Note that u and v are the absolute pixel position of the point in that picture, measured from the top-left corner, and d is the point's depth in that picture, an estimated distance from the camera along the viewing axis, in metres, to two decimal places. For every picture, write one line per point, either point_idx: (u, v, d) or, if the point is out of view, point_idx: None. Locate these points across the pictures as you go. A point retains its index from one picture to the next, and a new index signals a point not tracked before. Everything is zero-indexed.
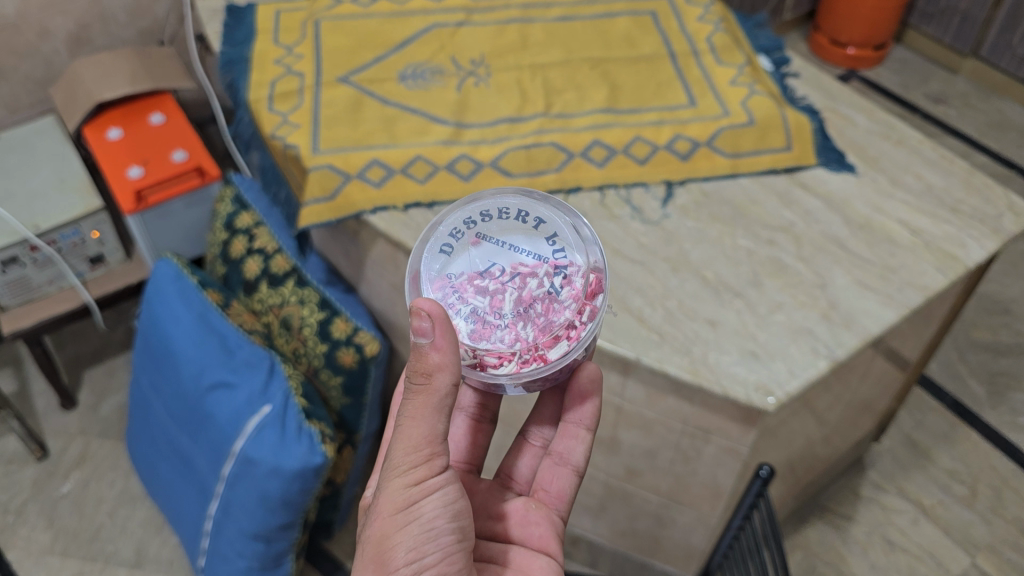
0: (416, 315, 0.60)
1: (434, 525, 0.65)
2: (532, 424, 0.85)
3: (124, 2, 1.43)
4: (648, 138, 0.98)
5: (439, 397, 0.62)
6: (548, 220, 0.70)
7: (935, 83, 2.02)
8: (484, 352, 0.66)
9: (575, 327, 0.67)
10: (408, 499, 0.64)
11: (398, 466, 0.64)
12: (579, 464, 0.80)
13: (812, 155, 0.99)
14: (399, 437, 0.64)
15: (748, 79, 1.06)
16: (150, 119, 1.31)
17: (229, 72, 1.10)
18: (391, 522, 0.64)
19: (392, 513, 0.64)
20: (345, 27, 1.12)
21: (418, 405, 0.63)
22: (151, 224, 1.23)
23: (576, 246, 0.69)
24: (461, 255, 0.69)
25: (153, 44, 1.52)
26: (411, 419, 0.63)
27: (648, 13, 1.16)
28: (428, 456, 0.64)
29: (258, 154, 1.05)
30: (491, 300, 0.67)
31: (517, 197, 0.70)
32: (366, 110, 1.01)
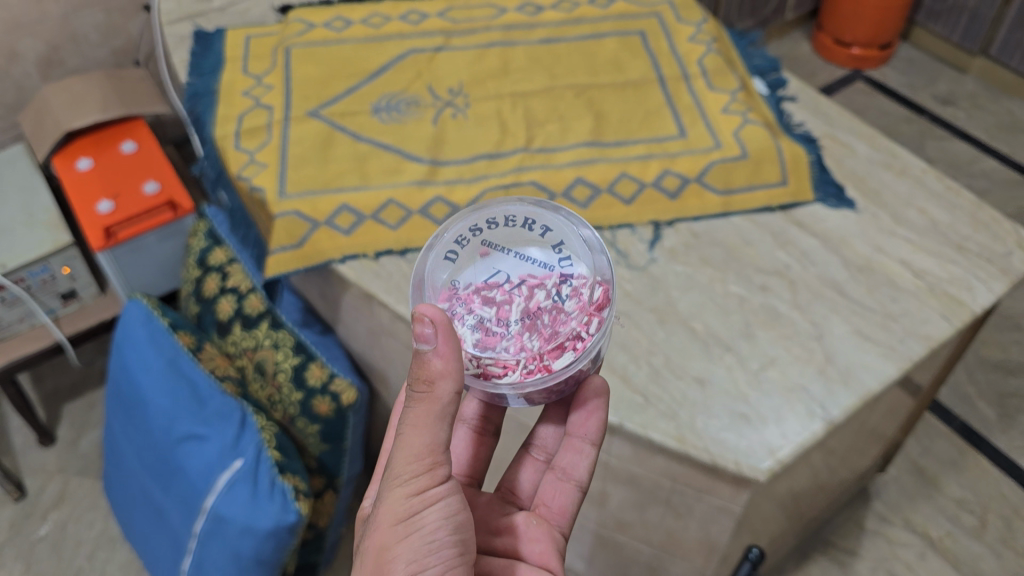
0: (418, 320, 0.57)
1: (437, 537, 0.60)
2: (536, 436, 0.78)
3: (96, 21, 1.38)
4: (634, 175, 0.92)
5: (442, 404, 0.59)
6: (556, 228, 0.66)
7: (942, 83, 1.97)
8: (488, 362, 0.62)
9: (582, 337, 0.62)
10: (410, 508, 0.60)
11: (399, 475, 0.60)
12: (583, 479, 0.74)
13: (809, 190, 0.94)
14: (399, 446, 0.60)
15: (741, 106, 1.00)
16: (122, 148, 1.26)
17: (194, 105, 1.04)
18: (391, 533, 0.60)
19: (392, 524, 0.60)
20: (317, 55, 1.06)
21: (420, 413, 0.59)
22: (123, 260, 1.19)
23: (585, 254, 0.65)
24: (466, 265, 0.66)
25: (130, 62, 1.47)
26: (413, 427, 0.59)
27: (636, 33, 1.10)
28: (430, 466, 0.60)
29: (226, 193, 1.00)
30: (497, 310, 0.63)
31: (527, 203, 0.67)
32: (338, 147, 0.96)
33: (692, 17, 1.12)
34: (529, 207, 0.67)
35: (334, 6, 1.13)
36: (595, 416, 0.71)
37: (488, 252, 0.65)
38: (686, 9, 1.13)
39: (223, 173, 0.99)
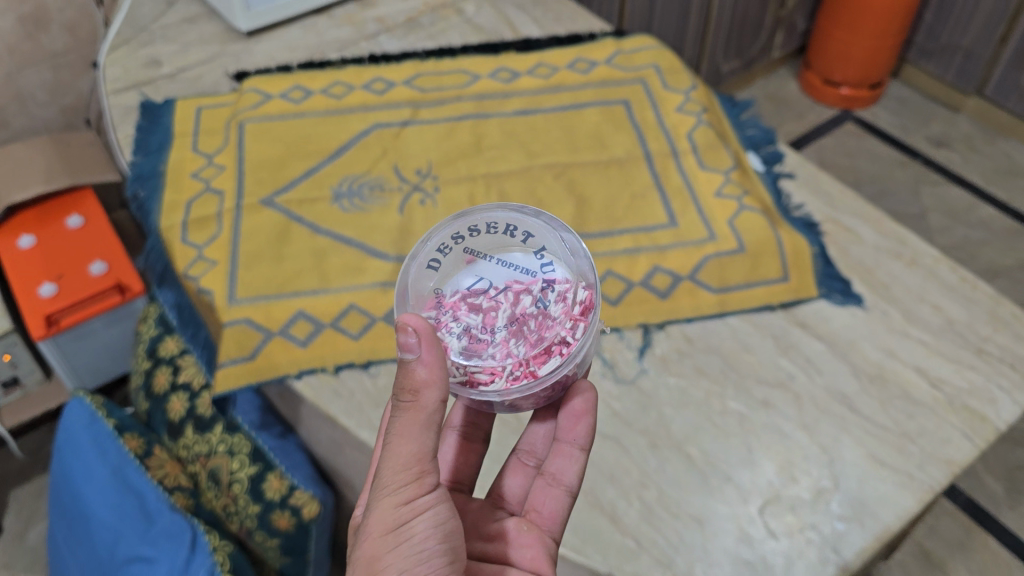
0: (403, 327, 0.53)
1: (427, 548, 0.54)
2: (524, 440, 0.72)
3: (43, 79, 1.28)
4: (621, 273, 0.84)
5: (429, 412, 0.54)
6: (536, 233, 0.65)
7: (936, 124, 1.95)
8: (475, 370, 0.59)
9: (567, 340, 0.60)
10: (399, 519, 0.54)
11: (386, 486, 0.55)
12: (575, 485, 0.67)
13: (813, 286, 0.86)
14: (386, 458, 0.55)
15: (737, 188, 0.92)
16: (67, 222, 1.16)
17: (137, 190, 0.94)
18: (379, 544, 0.54)
19: (379, 535, 0.54)
20: (273, 131, 0.97)
21: (407, 422, 0.54)
22: (67, 348, 1.10)
23: (566, 257, 0.63)
24: (450, 272, 0.63)
25: (81, 121, 1.37)
26: (399, 437, 0.54)
27: (620, 102, 1.02)
28: (419, 476, 0.54)
29: (173, 293, 0.90)
30: (485, 317, 0.61)
31: (507, 209, 0.65)
32: (295, 241, 0.87)
33: (679, 83, 1.04)
34: (510, 212, 0.65)
35: (292, 75, 1.04)
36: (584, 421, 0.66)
37: (474, 260, 0.63)
38: (674, 75, 1.05)
39: (171, 271, 0.89)
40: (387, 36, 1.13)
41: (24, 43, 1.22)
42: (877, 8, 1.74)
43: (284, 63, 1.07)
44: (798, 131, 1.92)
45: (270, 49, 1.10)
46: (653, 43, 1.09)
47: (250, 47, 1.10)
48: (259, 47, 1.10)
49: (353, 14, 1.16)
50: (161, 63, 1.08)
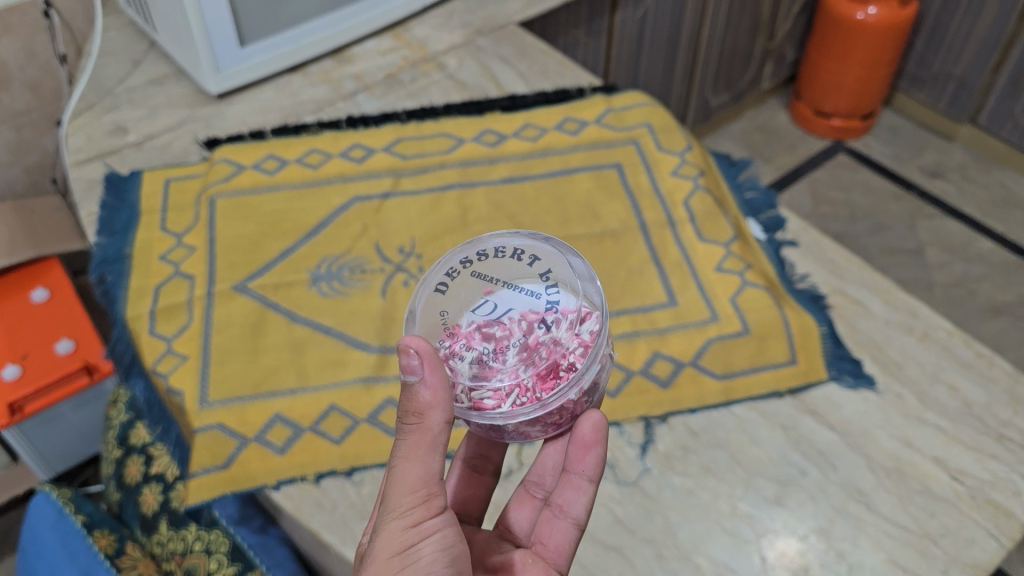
0: (404, 350, 0.53)
1: (437, 570, 0.53)
2: (533, 470, 0.68)
3: (5, 140, 1.22)
4: (619, 362, 0.79)
5: (435, 434, 0.54)
6: (544, 257, 0.65)
7: (929, 154, 1.92)
8: (479, 393, 0.58)
9: (573, 365, 0.59)
10: (407, 540, 0.53)
11: (394, 508, 0.54)
12: (582, 518, 0.64)
13: (822, 368, 0.81)
14: (393, 480, 0.54)
15: (738, 263, 0.87)
16: (31, 296, 1.09)
17: (102, 273, 0.88)
18: (387, 567, 0.53)
19: (387, 557, 0.53)
20: (246, 207, 0.92)
21: (412, 444, 0.54)
22: (32, 433, 1.04)
23: (573, 280, 0.63)
24: (458, 295, 0.64)
25: (47, 180, 1.31)
26: (405, 458, 0.54)
27: (612, 166, 0.97)
28: (426, 496, 0.54)
29: (137, 381, 0.81)
30: (495, 344, 0.60)
31: (519, 236, 0.66)
32: (271, 332, 0.81)
33: (674, 143, 1.00)
34: (521, 239, 0.66)
35: (267, 143, 0.99)
36: (593, 451, 0.62)
37: (485, 287, 0.63)
38: (667, 135, 1.00)
39: (136, 360, 0.81)
40: (365, 95, 1.08)
41: None
42: (865, 41, 1.72)
43: (258, 128, 1.02)
44: (791, 164, 1.90)
45: (243, 112, 1.05)
46: (645, 99, 1.05)
47: (221, 110, 1.05)
48: (231, 110, 1.05)
49: (330, 71, 1.11)
50: (127, 129, 1.03)
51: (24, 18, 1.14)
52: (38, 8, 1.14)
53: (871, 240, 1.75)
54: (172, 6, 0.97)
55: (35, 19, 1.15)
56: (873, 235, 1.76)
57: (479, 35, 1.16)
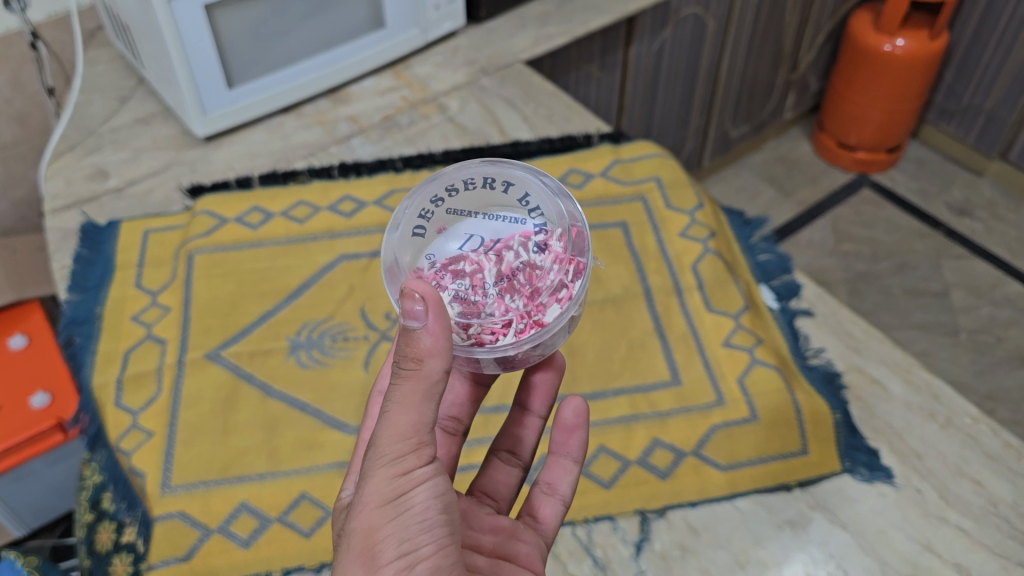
0: (408, 296, 0.50)
1: (429, 518, 0.48)
2: (505, 443, 0.67)
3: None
4: (615, 450, 0.73)
5: (432, 383, 0.49)
6: (518, 181, 0.60)
7: (957, 190, 1.85)
8: (477, 329, 0.56)
9: (565, 286, 0.57)
10: (398, 486, 0.48)
11: (381, 455, 0.49)
12: (568, 495, 0.63)
13: (835, 459, 0.74)
14: (382, 428, 0.49)
15: (748, 338, 0.81)
16: (8, 343, 1.06)
17: (70, 334, 0.83)
18: (377, 515, 0.48)
19: (377, 505, 0.48)
20: (225, 265, 0.87)
21: (407, 392, 0.49)
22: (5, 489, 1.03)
23: (550, 200, 0.59)
24: (434, 238, 0.59)
25: (37, 214, 1.21)
26: (398, 404, 0.49)
27: (617, 225, 0.91)
28: (419, 445, 0.49)
29: (102, 456, 0.75)
30: (472, 281, 0.57)
31: (483, 163, 0.60)
32: (243, 407, 0.76)
33: (684, 201, 0.94)
34: (487, 165, 0.60)
35: (253, 193, 0.94)
36: (579, 434, 0.63)
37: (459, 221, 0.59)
38: (677, 191, 0.95)
39: (101, 432, 0.76)
40: (361, 139, 1.02)
41: None
42: (891, 72, 1.65)
43: (245, 174, 0.97)
44: (812, 198, 1.84)
45: (230, 156, 1.00)
46: (655, 150, 1.00)
47: (208, 153, 1.00)
48: (218, 154, 1.00)
49: (324, 111, 1.05)
50: (108, 173, 0.98)
51: (11, 49, 1.04)
52: (25, 39, 1.04)
53: (893, 280, 1.67)
54: (155, 46, 0.93)
55: (21, 50, 1.05)
56: (896, 275, 1.68)
57: (483, 74, 1.10)
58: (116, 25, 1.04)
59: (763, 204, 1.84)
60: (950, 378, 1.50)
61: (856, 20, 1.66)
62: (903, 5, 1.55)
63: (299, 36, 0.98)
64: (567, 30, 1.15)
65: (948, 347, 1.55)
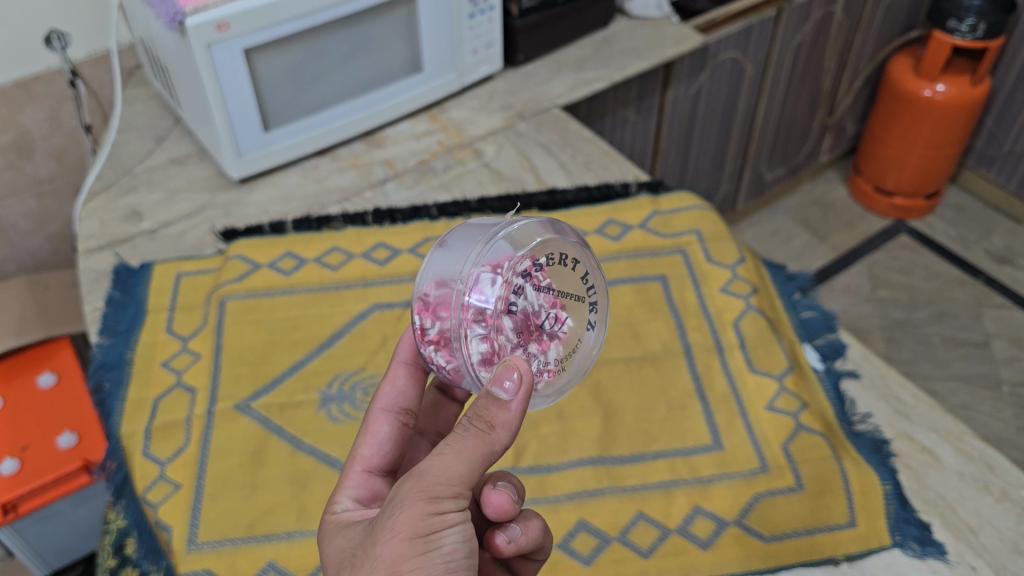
0: (507, 367, 0.47)
1: (454, 562, 0.45)
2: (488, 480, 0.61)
3: (27, 209, 1.11)
4: (655, 518, 0.70)
5: (495, 447, 0.46)
6: (583, 261, 0.58)
7: (998, 237, 1.81)
8: None
9: (565, 329, 0.58)
10: (433, 524, 0.44)
11: (420, 488, 0.45)
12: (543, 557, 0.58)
13: (884, 532, 0.70)
14: (429, 464, 0.46)
15: (791, 401, 0.79)
16: (37, 381, 1.05)
17: (98, 379, 0.81)
18: (405, 547, 0.44)
19: (407, 537, 0.44)
20: (258, 313, 0.86)
21: (466, 444, 0.46)
22: (27, 528, 1.02)
23: (595, 275, 0.59)
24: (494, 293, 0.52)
25: (70, 249, 1.19)
26: (455, 451, 0.46)
27: (656, 278, 0.89)
28: (461, 492, 0.45)
29: (125, 505, 0.73)
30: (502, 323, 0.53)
31: (568, 240, 0.56)
32: (272, 462, 0.74)
33: (725, 255, 0.92)
34: (567, 242, 0.56)
35: (286, 238, 0.94)
36: (532, 530, 0.53)
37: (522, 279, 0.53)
38: (718, 244, 0.93)
39: (127, 481, 0.74)
40: (395, 184, 1.01)
41: (4, 173, 1.06)
42: (932, 119, 1.63)
43: (279, 218, 0.96)
44: (848, 244, 1.81)
45: (264, 199, 0.99)
46: (695, 202, 0.98)
47: (242, 196, 0.99)
48: (252, 197, 0.99)
49: (359, 154, 1.04)
50: (142, 215, 0.97)
51: (49, 87, 1.04)
52: (64, 77, 1.05)
53: (932, 329, 1.63)
54: (192, 88, 0.92)
55: (60, 87, 1.05)
56: (935, 324, 1.64)
57: (520, 118, 1.08)
58: (154, 65, 1.04)
59: (798, 248, 1.81)
60: (992, 433, 1.45)
61: (896, 64, 1.65)
62: (944, 52, 1.53)
63: (336, 78, 0.98)
64: (605, 75, 1.13)
65: (989, 401, 1.50)
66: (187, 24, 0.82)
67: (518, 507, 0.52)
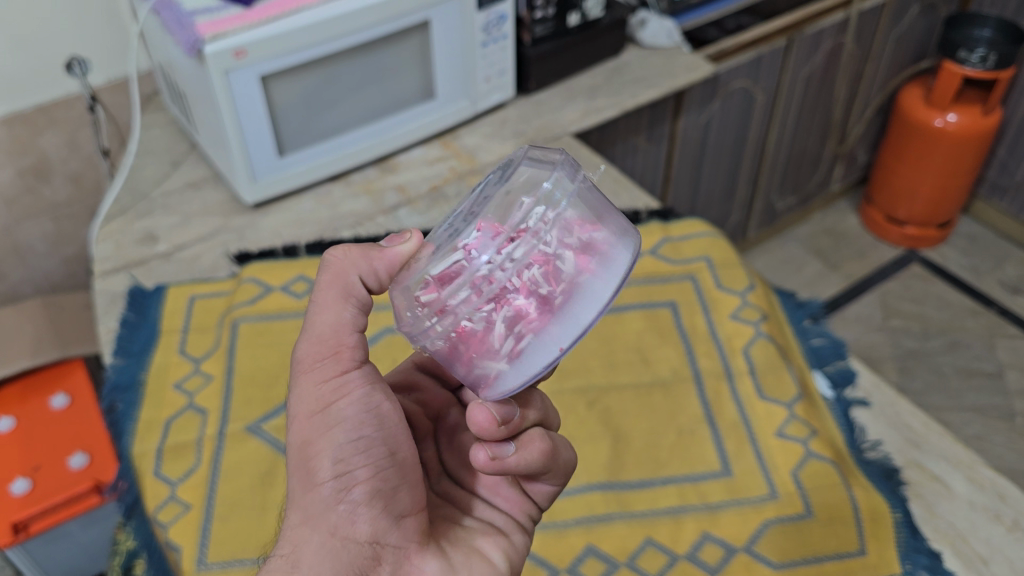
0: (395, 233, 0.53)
1: (362, 433, 0.48)
2: None
3: (44, 231, 1.12)
4: (664, 544, 0.70)
5: (356, 290, 0.51)
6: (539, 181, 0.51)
7: (1010, 266, 1.81)
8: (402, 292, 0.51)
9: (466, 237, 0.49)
10: (328, 392, 0.49)
11: (305, 367, 0.50)
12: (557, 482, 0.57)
13: (894, 561, 0.70)
14: (306, 336, 0.51)
15: (801, 428, 0.78)
16: (51, 402, 1.06)
17: (112, 400, 0.81)
18: (310, 426, 0.49)
19: (307, 416, 0.49)
20: (271, 337, 0.87)
21: (331, 300, 0.51)
22: (37, 549, 1.03)
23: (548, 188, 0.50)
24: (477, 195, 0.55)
25: (85, 271, 1.20)
26: (322, 314, 0.51)
27: (666, 304, 0.90)
28: (342, 352, 0.50)
29: (135, 525, 0.73)
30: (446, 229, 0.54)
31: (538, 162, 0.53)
32: (282, 485, 0.74)
33: (735, 281, 0.92)
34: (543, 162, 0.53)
35: (299, 262, 0.95)
36: (533, 446, 0.51)
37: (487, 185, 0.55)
38: (728, 271, 0.93)
39: (138, 501, 0.74)
40: (408, 210, 1.02)
41: (23, 196, 1.08)
42: (942, 148, 1.63)
43: (293, 242, 0.97)
44: (860, 272, 1.81)
45: (279, 223, 1.00)
46: (705, 229, 0.98)
47: (256, 220, 1.00)
48: (266, 221, 1.00)
49: (372, 180, 1.06)
50: (157, 238, 0.98)
51: (69, 112, 1.06)
52: (84, 102, 1.06)
53: (945, 359, 1.62)
54: (209, 112, 0.94)
55: (80, 112, 1.07)
56: (947, 353, 1.63)
57: (532, 145, 1.09)
58: (172, 91, 1.06)
59: (810, 276, 1.81)
60: (1005, 464, 1.43)
61: (906, 94, 1.66)
62: (955, 81, 1.53)
63: (350, 105, 0.99)
64: (617, 103, 1.14)
65: (1003, 432, 1.49)
66: (205, 51, 0.83)
67: (502, 424, 0.50)
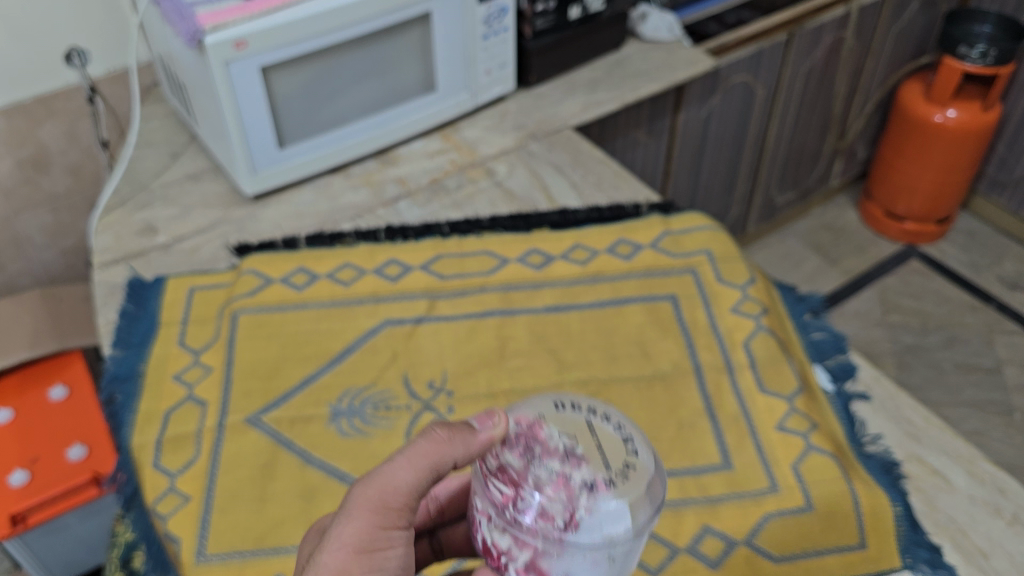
0: (497, 410, 0.49)
1: None
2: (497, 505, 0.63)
3: (42, 223, 1.12)
4: (664, 537, 0.69)
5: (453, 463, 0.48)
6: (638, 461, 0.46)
7: (1009, 262, 1.81)
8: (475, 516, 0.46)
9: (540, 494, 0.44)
10: (375, 540, 0.47)
11: (370, 505, 0.47)
12: None
13: (894, 555, 0.70)
14: (381, 473, 0.48)
15: (801, 421, 0.78)
16: (49, 394, 1.06)
17: (111, 392, 0.81)
18: (352, 565, 0.46)
19: (354, 555, 0.47)
20: (271, 328, 0.87)
21: (426, 456, 0.48)
22: (36, 541, 1.03)
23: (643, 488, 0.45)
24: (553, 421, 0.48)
25: (84, 263, 1.19)
26: (410, 462, 0.48)
27: (666, 297, 0.90)
28: (407, 507, 0.48)
29: (134, 517, 0.73)
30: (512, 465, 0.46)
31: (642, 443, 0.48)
32: (282, 476, 0.74)
33: (736, 275, 0.92)
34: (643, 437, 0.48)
35: (299, 253, 0.94)
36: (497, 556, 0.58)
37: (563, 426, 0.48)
38: (728, 265, 0.93)
39: (138, 493, 0.74)
40: (408, 202, 1.02)
41: (21, 187, 1.07)
42: (942, 144, 1.63)
43: (293, 234, 0.97)
44: (858, 268, 1.81)
45: (278, 215, 1.00)
46: (706, 222, 0.98)
47: (256, 212, 1.00)
48: (266, 213, 1.00)
49: (372, 172, 1.05)
50: (156, 229, 0.98)
51: (68, 103, 1.06)
52: (83, 93, 1.06)
53: (943, 354, 1.62)
54: (209, 104, 0.93)
55: (79, 104, 1.06)
56: (946, 349, 1.63)
57: (532, 139, 1.09)
58: (172, 83, 1.05)
59: (809, 271, 1.81)
60: (1003, 459, 1.43)
61: (906, 90, 1.65)
62: (955, 77, 1.54)
63: (350, 98, 0.99)
64: (618, 96, 1.14)
65: (1001, 427, 1.49)
66: (205, 42, 0.83)
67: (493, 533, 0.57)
